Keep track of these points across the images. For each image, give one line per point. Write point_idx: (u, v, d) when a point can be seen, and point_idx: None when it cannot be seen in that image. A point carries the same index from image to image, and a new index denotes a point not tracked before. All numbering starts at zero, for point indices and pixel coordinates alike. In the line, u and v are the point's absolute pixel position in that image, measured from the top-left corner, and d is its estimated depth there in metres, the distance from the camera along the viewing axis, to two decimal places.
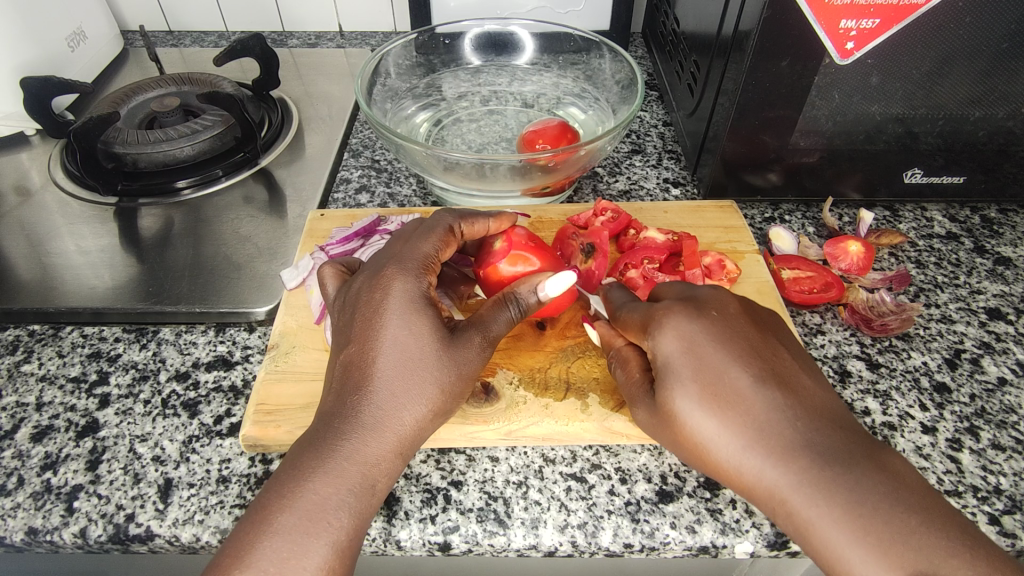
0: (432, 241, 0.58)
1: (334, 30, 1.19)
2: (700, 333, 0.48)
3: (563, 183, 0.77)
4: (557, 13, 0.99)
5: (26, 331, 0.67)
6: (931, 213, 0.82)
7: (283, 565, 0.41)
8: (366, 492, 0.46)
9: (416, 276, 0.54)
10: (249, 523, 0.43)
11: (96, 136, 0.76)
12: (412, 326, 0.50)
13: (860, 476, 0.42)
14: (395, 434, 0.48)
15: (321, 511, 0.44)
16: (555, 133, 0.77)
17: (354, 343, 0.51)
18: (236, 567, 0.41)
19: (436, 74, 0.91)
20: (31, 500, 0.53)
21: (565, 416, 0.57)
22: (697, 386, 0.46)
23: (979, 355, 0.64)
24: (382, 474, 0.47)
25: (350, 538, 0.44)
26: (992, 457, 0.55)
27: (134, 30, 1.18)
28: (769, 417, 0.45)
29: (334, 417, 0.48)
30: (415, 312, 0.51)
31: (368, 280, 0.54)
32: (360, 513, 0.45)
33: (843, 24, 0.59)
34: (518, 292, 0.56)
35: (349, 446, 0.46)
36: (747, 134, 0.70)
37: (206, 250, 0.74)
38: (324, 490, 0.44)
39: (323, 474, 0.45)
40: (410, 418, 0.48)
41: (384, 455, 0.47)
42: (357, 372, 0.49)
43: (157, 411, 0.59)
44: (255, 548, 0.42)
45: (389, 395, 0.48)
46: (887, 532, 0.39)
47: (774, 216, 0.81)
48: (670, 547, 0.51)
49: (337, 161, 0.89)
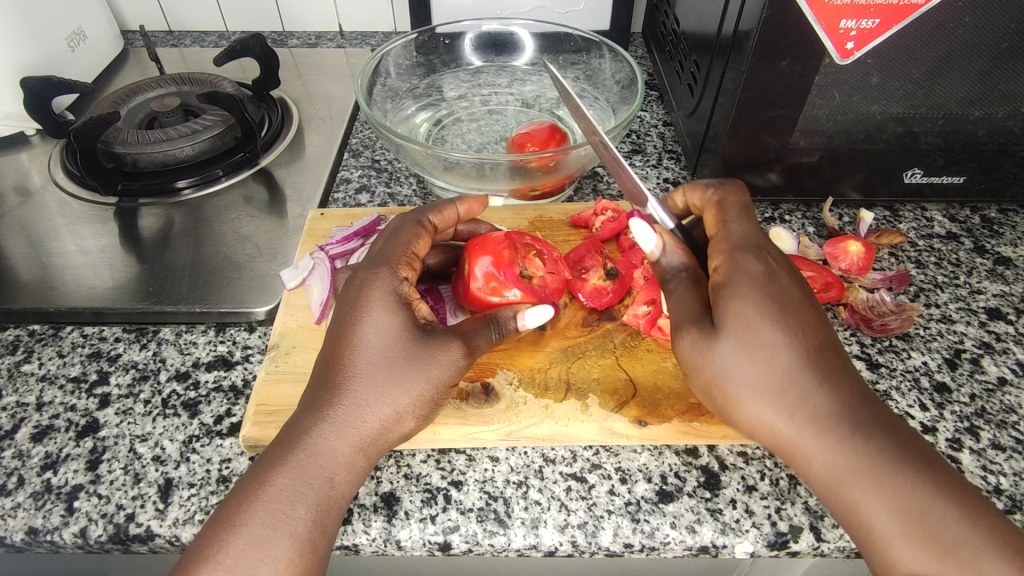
0: (407, 238, 0.59)
1: (334, 30, 1.19)
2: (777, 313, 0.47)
3: (563, 183, 0.77)
4: (557, 13, 0.99)
5: (26, 331, 0.67)
6: (931, 213, 0.82)
7: (241, 556, 0.41)
8: (326, 488, 0.46)
9: (391, 273, 0.54)
10: (216, 515, 0.43)
11: (96, 136, 0.76)
12: (381, 324, 0.51)
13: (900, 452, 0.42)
14: (358, 431, 0.48)
15: (280, 504, 0.44)
16: (545, 137, 0.77)
17: (330, 340, 0.52)
18: (195, 556, 0.41)
19: (436, 74, 0.91)
20: (31, 500, 0.53)
21: (564, 416, 0.56)
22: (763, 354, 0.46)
23: (979, 355, 0.64)
24: (342, 469, 0.47)
25: (307, 533, 0.44)
26: (993, 457, 0.55)
27: (134, 30, 1.17)
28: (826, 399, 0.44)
29: (304, 412, 0.48)
30: (385, 310, 0.52)
31: (347, 279, 0.55)
32: (318, 507, 0.45)
33: (843, 24, 0.59)
34: (499, 315, 0.56)
35: (311, 440, 0.47)
36: (748, 135, 0.70)
37: (206, 250, 0.74)
38: (282, 483, 0.45)
39: (284, 467, 0.45)
40: (373, 415, 0.48)
41: (346, 451, 0.47)
42: (329, 369, 0.50)
43: (157, 411, 0.59)
44: (215, 538, 0.42)
45: (354, 391, 0.49)
46: (918, 507, 0.41)
47: (774, 216, 0.81)
48: (670, 547, 0.51)
49: (337, 161, 0.89)
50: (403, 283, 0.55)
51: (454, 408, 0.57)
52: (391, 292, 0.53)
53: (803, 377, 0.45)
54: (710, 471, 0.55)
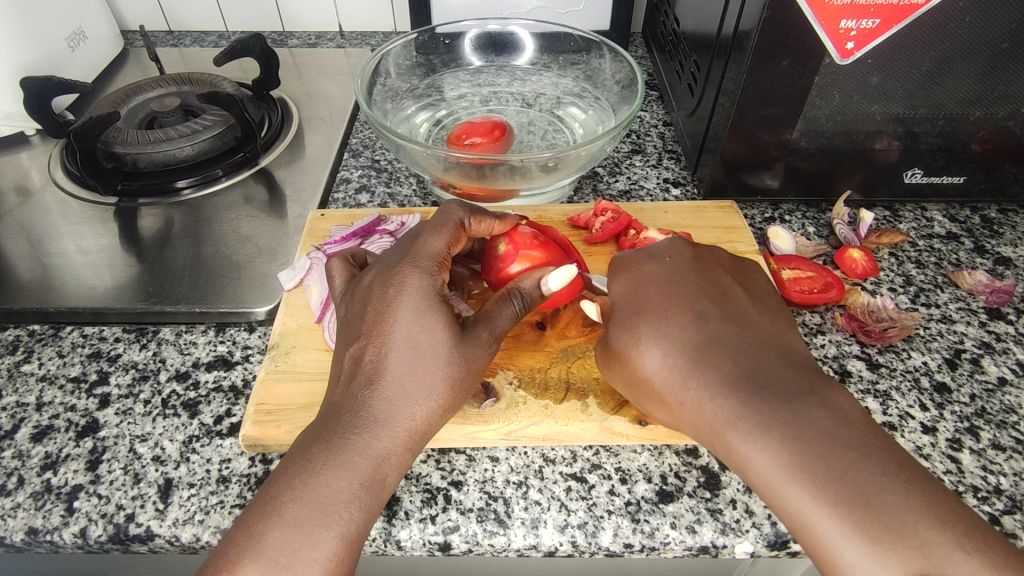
0: (442, 235, 0.58)
1: (334, 30, 1.19)
2: (712, 285, 0.55)
3: (490, 194, 0.76)
4: (557, 13, 0.99)
5: (26, 331, 0.67)
6: (931, 213, 0.82)
7: (295, 557, 0.41)
8: (377, 487, 0.46)
9: (427, 271, 0.54)
10: (260, 511, 0.43)
11: (95, 136, 0.76)
12: (423, 321, 0.50)
13: (758, 387, 0.47)
14: (407, 429, 0.48)
15: (333, 504, 0.44)
16: (488, 129, 0.77)
17: (364, 336, 0.51)
18: (247, 554, 0.41)
19: (436, 74, 0.91)
20: (31, 500, 0.53)
21: (564, 416, 0.57)
22: (696, 332, 0.51)
23: (979, 355, 0.64)
24: (392, 469, 0.47)
25: (359, 532, 0.44)
26: (992, 457, 0.55)
27: (134, 30, 1.18)
28: (722, 355, 0.49)
29: (346, 411, 0.48)
30: (426, 307, 0.51)
31: (382, 276, 0.54)
32: (368, 508, 0.45)
33: (843, 24, 0.59)
34: (523, 288, 0.57)
35: (361, 440, 0.47)
36: (748, 135, 0.70)
37: (206, 250, 0.74)
38: (335, 484, 0.45)
39: (335, 467, 0.45)
40: (419, 414, 0.49)
41: (395, 451, 0.47)
42: (371, 368, 0.49)
43: (157, 411, 0.59)
44: (265, 538, 0.42)
45: (399, 390, 0.48)
46: (766, 419, 0.45)
47: (774, 216, 0.81)
48: (670, 547, 0.51)
49: (337, 161, 0.89)
50: (440, 283, 0.54)
51: None
52: (431, 290, 0.53)
53: (694, 346, 0.50)
54: (710, 471, 0.55)
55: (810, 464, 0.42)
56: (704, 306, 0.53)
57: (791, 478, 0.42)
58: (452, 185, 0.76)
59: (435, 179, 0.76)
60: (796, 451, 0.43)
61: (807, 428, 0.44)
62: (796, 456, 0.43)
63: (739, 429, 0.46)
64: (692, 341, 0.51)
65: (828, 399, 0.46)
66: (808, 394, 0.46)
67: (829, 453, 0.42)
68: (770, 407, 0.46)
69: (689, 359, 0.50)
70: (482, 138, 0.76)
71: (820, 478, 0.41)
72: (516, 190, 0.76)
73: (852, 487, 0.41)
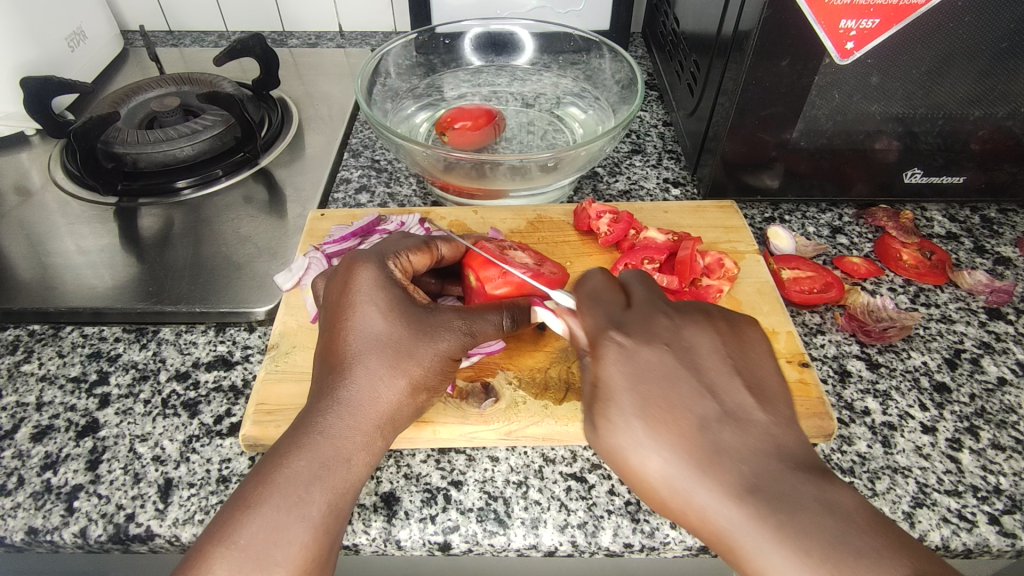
0: (405, 242, 0.59)
1: (334, 30, 1.19)
2: (738, 318, 0.51)
3: (473, 189, 0.75)
4: (557, 13, 0.99)
5: (26, 331, 0.67)
6: (931, 213, 0.82)
7: (256, 538, 0.41)
8: (342, 469, 0.45)
9: (383, 261, 0.55)
10: (229, 499, 0.43)
11: (96, 136, 0.75)
12: (378, 303, 0.51)
13: (714, 441, 0.42)
14: (373, 412, 0.48)
15: (294, 486, 0.43)
16: (478, 115, 0.80)
17: (328, 329, 0.52)
18: (210, 540, 0.41)
19: (436, 74, 0.91)
20: (31, 500, 0.53)
21: (565, 416, 0.56)
22: (634, 351, 0.46)
23: (979, 355, 0.64)
24: (358, 451, 0.47)
25: (322, 515, 0.43)
26: (993, 457, 0.55)
27: (134, 30, 1.17)
28: (708, 354, 0.46)
29: (312, 399, 0.49)
30: (382, 292, 0.52)
31: (336, 271, 0.55)
32: (332, 491, 0.44)
33: (843, 24, 0.59)
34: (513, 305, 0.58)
35: (325, 423, 0.47)
36: (747, 135, 0.70)
37: (206, 250, 0.74)
38: (298, 466, 0.44)
39: (299, 451, 0.45)
40: (384, 394, 0.49)
41: (362, 432, 0.47)
42: (334, 355, 0.50)
43: (157, 411, 0.59)
44: (228, 521, 0.42)
45: (362, 370, 0.49)
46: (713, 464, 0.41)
47: (774, 216, 0.81)
48: (670, 547, 0.51)
49: (337, 161, 0.89)
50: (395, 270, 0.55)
51: (454, 407, 0.57)
52: (385, 275, 0.53)
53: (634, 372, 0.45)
54: None
55: (726, 509, 0.40)
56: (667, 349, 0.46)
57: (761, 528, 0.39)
58: (445, 185, 0.76)
59: (427, 176, 0.76)
60: (694, 490, 0.41)
61: (752, 467, 0.41)
62: (717, 492, 0.40)
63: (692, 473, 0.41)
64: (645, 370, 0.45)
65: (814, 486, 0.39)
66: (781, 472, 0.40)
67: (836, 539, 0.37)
68: (760, 477, 0.40)
69: (633, 387, 0.44)
70: (471, 124, 0.79)
71: (767, 511, 0.39)
72: (505, 192, 0.76)
73: (857, 547, 0.37)
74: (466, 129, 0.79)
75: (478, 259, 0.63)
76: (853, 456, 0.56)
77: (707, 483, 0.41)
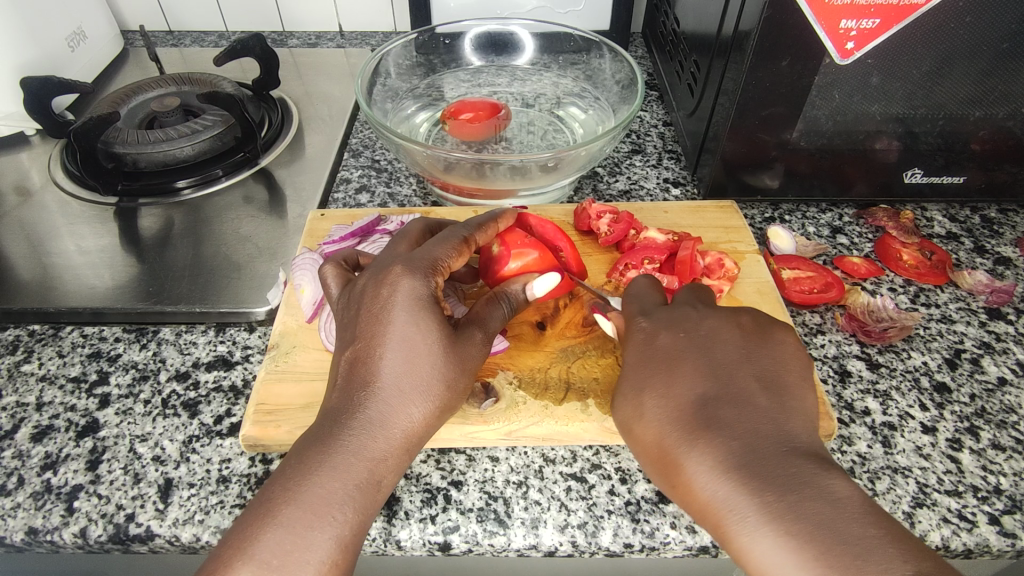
0: (448, 251, 0.57)
1: (334, 30, 1.19)
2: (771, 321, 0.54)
3: (472, 189, 0.76)
4: (557, 13, 0.99)
5: (26, 331, 0.67)
6: (931, 213, 0.82)
7: (288, 558, 0.41)
8: (372, 489, 0.46)
9: (423, 274, 0.53)
10: (256, 513, 0.43)
11: (96, 136, 0.75)
12: (420, 324, 0.50)
13: (720, 413, 0.46)
14: (402, 432, 0.48)
15: (326, 505, 0.43)
16: (483, 108, 0.82)
17: (360, 340, 0.51)
18: (237, 555, 0.41)
19: (436, 74, 0.91)
20: (31, 500, 0.53)
21: (564, 416, 0.56)
22: (655, 341, 0.52)
23: (979, 356, 0.64)
24: (388, 470, 0.47)
25: (352, 533, 0.43)
26: (993, 457, 0.55)
27: (134, 30, 1.17)
28: (725, 346, 0.51)
29: (340, 413, 0.48)
30: (423, 310, 0.51)
31: (374, 279, 0.54)
32: (363, 510, 0.45)
33: (843, 24, 0.59)
34: (508, 291, 0.59)
35: (356, 442, 0.46)
36: (747, 135, 0.70)
37: (206, 250, 0.74)
38: (330, 485, 0.44)
39: (330, 470, 0.45)
40: (416, 414, 0.49)
41: (391, 452, 0.47)
42: (365, 372, 0.49)
43: (157, 411, 0.59)
44: (255, 537, 0.42)
45: (394, 391, 0.49)
46: (712, 430, 0.45)
47: (774, 216, 0.81)
48: (670, 547, 0.51)
49: (337, 161, 0.89)
50: (436, 283, 0.54)
51: None
52: (426, 292, 0.52)
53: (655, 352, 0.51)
54: None
55: (717, 477, 0.42)
56: (689, 338, 0.51)
57: (740, 501, 0.41)
58: (444, 185, 0.76)
59: (427, 176, 0.76)
60: (687, 458, 0.44)
61: (746, 445, 0.43)
62: (712, 460, 0.43)
63: (688, 435, 0.45)
64: (673, 349, 0.51)
65: (816, 477, 0.41)
66: (781, 455, 0.43)
67: (810, 519, 0.39)
68: (755, 449, 0.43)
69: (655, 361, 0.51)
70: (472, 116, 0.81)
71: (755, 484, 0.41)
72: (507, 193, 0.77)
73: (838, 530, 0.38)
74: (467, 120, 0.81)
75: (507, 230, 0.67)
76: (852, 456, 0.56)
77: (699, 451, 0.44)
